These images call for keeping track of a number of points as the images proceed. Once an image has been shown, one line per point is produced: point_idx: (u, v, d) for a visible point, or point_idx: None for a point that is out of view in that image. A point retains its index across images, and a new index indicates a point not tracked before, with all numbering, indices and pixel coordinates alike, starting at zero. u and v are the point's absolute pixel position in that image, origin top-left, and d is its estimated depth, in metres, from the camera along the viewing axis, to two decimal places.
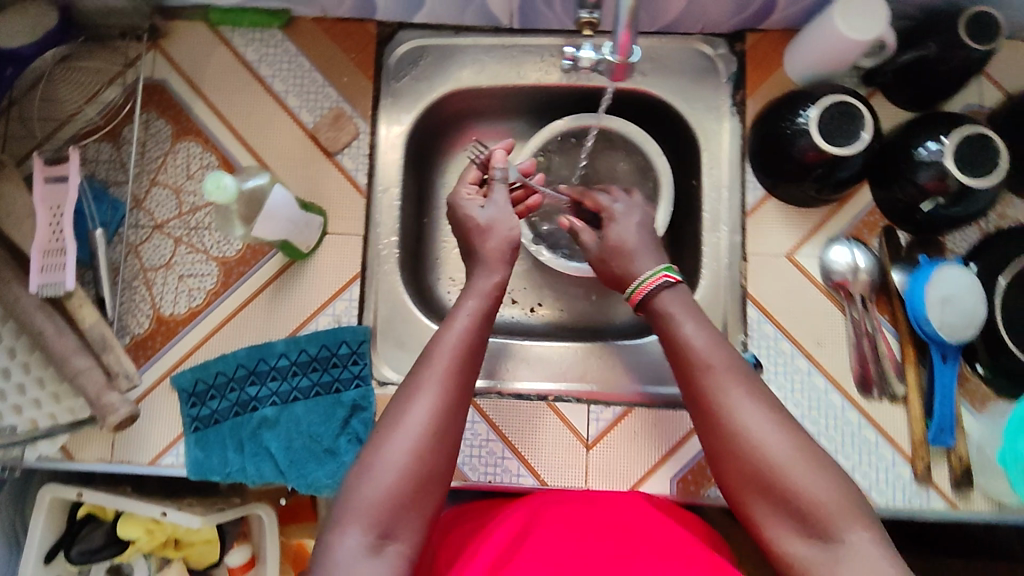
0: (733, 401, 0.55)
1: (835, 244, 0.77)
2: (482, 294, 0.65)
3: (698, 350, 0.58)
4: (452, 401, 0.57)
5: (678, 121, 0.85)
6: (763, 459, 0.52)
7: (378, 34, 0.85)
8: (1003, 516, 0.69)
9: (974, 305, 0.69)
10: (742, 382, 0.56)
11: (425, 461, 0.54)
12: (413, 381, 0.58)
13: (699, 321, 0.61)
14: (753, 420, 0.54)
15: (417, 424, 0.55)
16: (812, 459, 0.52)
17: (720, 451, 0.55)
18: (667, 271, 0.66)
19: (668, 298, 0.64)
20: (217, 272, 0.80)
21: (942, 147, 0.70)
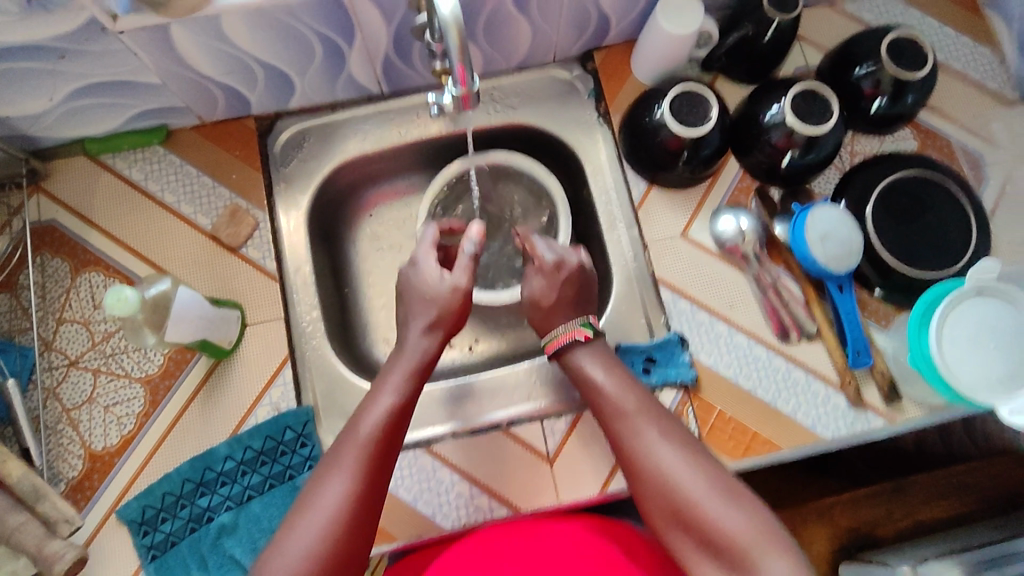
0: (650, 446, 0.62)
1: (720, 214, 0.83)
2: (408, 361, 0.70)
3: (612, 394, 0.66)
4: (370, 484, 0.61)
5: (556, 141, 0.91)
6: (680, 497, 0.58)
7: (257, 127, 0.87)
8: (935, 415, 0.76)
9: (849, 236, 0.76)
10: (657, 425, 0.63)
11: (340, 542, 0.58)
12: (331, 464, 0.62)
13: (608, 372, 0.68)
14: (666, 459, 0.60)
15: (329, 502, 0.59)
16: (724, 494, 0.58)
17: (642, 491, 0.61)
18: (581, 328, 0.71)
19: (578, 355, 0.71)
20: (144, 392, 0.79)
21: (782, 107, 0.78)
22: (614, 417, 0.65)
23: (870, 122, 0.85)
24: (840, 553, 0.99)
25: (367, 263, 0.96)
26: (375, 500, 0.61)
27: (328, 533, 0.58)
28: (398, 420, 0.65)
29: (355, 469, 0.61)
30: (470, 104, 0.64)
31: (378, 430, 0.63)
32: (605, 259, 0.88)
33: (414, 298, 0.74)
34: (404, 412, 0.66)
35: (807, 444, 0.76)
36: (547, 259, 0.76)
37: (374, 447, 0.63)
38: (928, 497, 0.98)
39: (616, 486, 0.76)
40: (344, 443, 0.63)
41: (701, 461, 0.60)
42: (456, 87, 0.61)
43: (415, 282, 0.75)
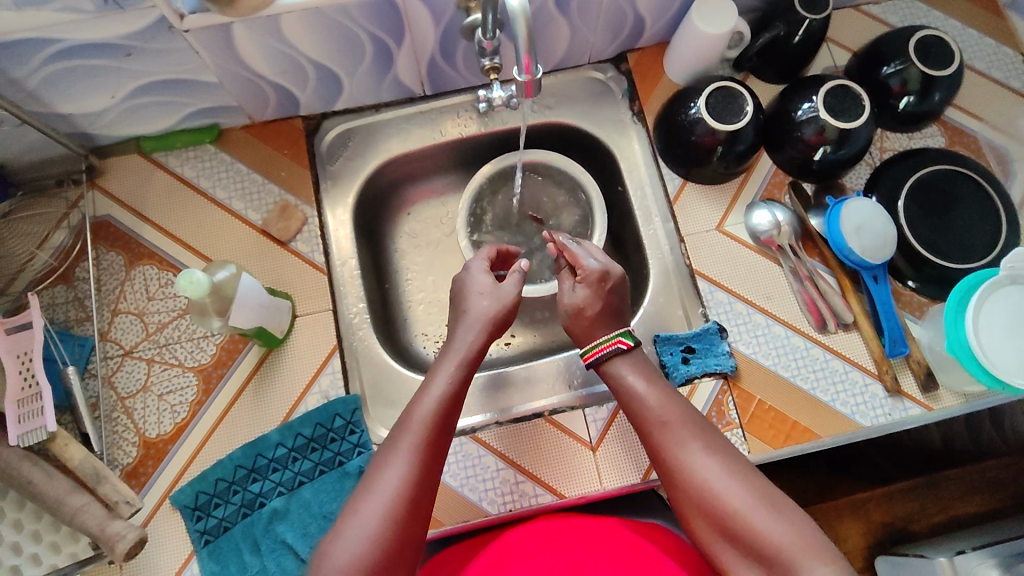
0: (690, 457, 0.64)
1: (755, 208, 0.86)
2: (459, 358, 0.72)
3: (650, 405, 0.68)
4: (423, 476, 0.62)
5: (591, 139, 0.94)
6: (722, 506, 0.60)
7: (304, 127, 0.91)
8: (970, 404, 0.78)
9: (884, 228, 0.78)
10: (697, 437, 0.65)
11: (396, 530, 0.59)
12: (384, 457, 0.64)
13: (649, 382, 0.70)
14: (706, 470, 0.62)
15: (385, 495, 0.60)
16: (768, 504, 0.59)
17: (684, 501, 0.63)
18: (623, 338, 0.73)
19: (619, 363, 0.72)
20: (196, 380, 0.81)
21: (814, 104, 0.81)
22: (653, 428, 0.67)
23: (899, 119, 0.87)
24: (875, 548, 0.99)
25: (406, 260, 0.99)
26: (427, 492, 0.63)
27: (384, 521, 0.59)
28: (447, 413, 0.67)
29: (408, 459, 0.62)
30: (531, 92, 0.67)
31: (428, 421, 0.65)
32: (641, 253, 0.90)
33: (471, 293, 0.78)
34: (453, 405, 0.68)
35: (846, 432, 0.77)
36: (591, 271, 0.78)
37: (425, 439, 0.64)
38: (963, 492, 0.99)
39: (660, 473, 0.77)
40: (396, 435, 0.65)
41: (741, 472, 0.62)
42: (520, 74, 0.64)
43: (471, 288, 0.79)
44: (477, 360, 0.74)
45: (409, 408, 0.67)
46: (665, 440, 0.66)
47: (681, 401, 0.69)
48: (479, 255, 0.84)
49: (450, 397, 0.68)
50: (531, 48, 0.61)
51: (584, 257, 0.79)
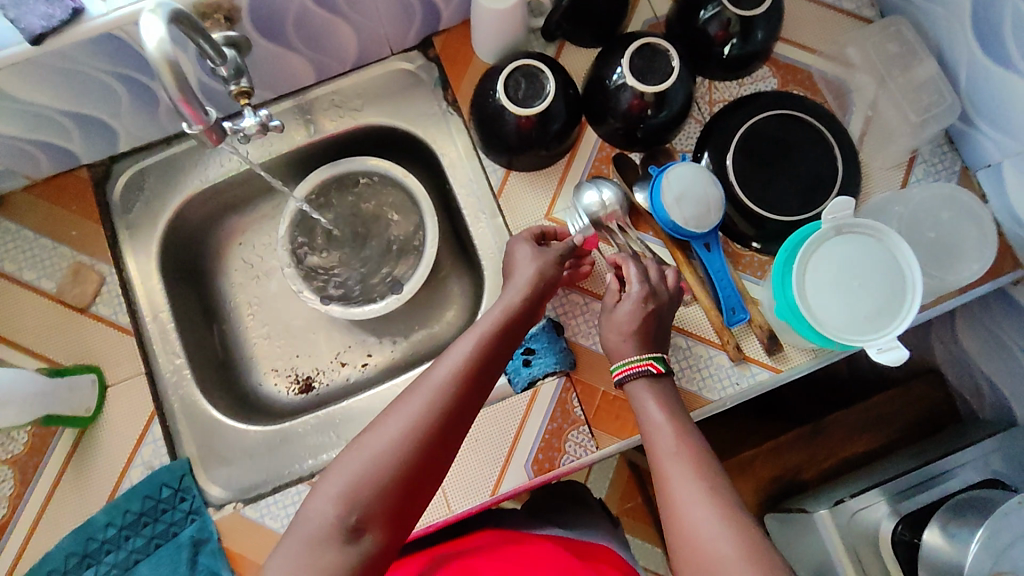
0: (684, 501, 0.56)
1: (581, 189, 0.79)
2: (507, 303, 0.67)
3: (667, 434, 0.62)
4: (441, 428, 0.57)
5: (409, 138, 0.87)
6: (711, 560, 0.53)
7: (92, 176, 0.83)
8: (819, 360, 0.74)
9: (705, 191, 0.72)
10: (703, 478, 0.58)
11: (415, 448, 0.55)
12: (402, 397, 0.59)
13: (668, 414, 0.64)
14: (699, 515, 0.55)
15: (410, 414, 0.56)
16: (758, 558, 0.52)
17: (675, 545, 0.56)
18: (653, 361, 0.67)
19: (638, 393, 0.67)
20: (13, 473, 0.75)
21: (623, 69, 0.74)
22: (662, 461, 0.60)
23: (727, 67, 0.80)
24: (766, 504, 0.95)
25: (243, 295, 0.92)
26: (441, 451, 0.57)
27: (378, 467, 0.54)
28: (482, 371, 0.61)
29: (428, 404, 0.57)
30: (215, 138, 0.58)
31: (456, 372, 0.59)
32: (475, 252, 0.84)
33: (527, 265, 0.70)
34: (490, 366, 0.62)
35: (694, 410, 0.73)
36: (633, 289, 0.70)
37: (448, 390, 0.58)
38: (850, 433, 0.96)
39: (507, 485, 0.74)
40: (435, 363, 0.61)
41: (741, 528, 0.54)
42: (192, 126, 0.55)
43: (520, 268, 0.70)
44: (536, 303, 0.68)
45: (440, 357, 0.62)
46: (670, 473, 0.59)
47: (690, 437, 0.62)
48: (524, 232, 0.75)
49: (486, 354, 0.62)
50: (189, 96, 0.52)
51: (632, 276, 0.70)
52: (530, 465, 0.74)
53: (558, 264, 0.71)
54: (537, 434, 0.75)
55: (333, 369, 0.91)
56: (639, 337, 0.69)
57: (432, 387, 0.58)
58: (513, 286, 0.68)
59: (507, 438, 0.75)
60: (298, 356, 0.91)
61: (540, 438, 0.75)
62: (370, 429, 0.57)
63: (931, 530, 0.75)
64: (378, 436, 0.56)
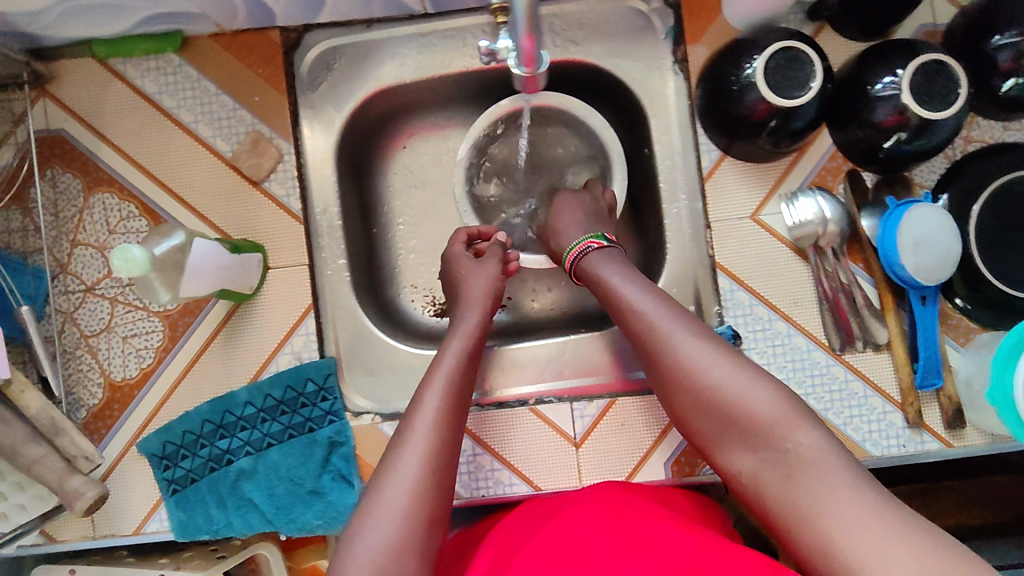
0: (666, 336, 0.58)
1: (801, 197, 0.73)
2: (465, 335, 0.69)
3: (636, 291, 0.62)
4: (449, 440, 0.60)
5: (620, 88, 0.79)
6: (705, 390, 0.56)
7: (282, 41, 0.76)
8: (995, 445, 0.72)
9: (947, 245, 0.67)
10: (677, 318, 0.59)
11: (430, 488, 0.56)
12: (404, 426, 0.60)
13: (629, 277, 0.64)
14: (692, 355, 0.57)
15: (409, 470, 0.56)
16: (750, 374, 0.55)
17: (671, 388, 0.58)
18: (595, 238, 0.69)
19: (597, 261, 0.67)
20: (162, 326, 0.76)
21: (898, 79, 0.65)
22: (632, 317, 0.61)
23: (998, 104, 0.71)
24: None
25: (398, 204, 0.88)
26: (452, 462, 0.60)
27: (416, 491, 0.56)
28: (464, 386, 0.65)
29: (433, 424, 0.60)
30: (535, 81, 0.56)
31: (447, 394, 0.62)
32: (658, 228, 0.79)
33: (472, 301, 0.72)
34: (469, 380, 0.66)
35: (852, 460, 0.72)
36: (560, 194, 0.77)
37: (448, 406, 0.62)
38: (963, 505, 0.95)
39: (642, 477, 0.74)
40: (409, 414, 0.61)
41: (726, 355, 0.57)
42: (520, 66, 0.53)
43: (474, 286, 0.74)
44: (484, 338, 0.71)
45: (416, 396, 0.63)
46: (648, 324, 0.60)
47: (656, 288, 0.63)
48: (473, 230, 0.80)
49: (463, 373, 0.65)
50: (536, 30, 0.47)
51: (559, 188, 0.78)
52: (669, 464, 0.74)
53: (500, 265, 0.76)
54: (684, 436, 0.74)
55: None
56: (587, 225, 0.73)
57: (417, 448, 0.58)
58: (463, 330, 0.69)
59: (654, 432, 0.74)
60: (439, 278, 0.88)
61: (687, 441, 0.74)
62: (389, 462, 0.58)
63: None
64: (397, 485, 0.56)
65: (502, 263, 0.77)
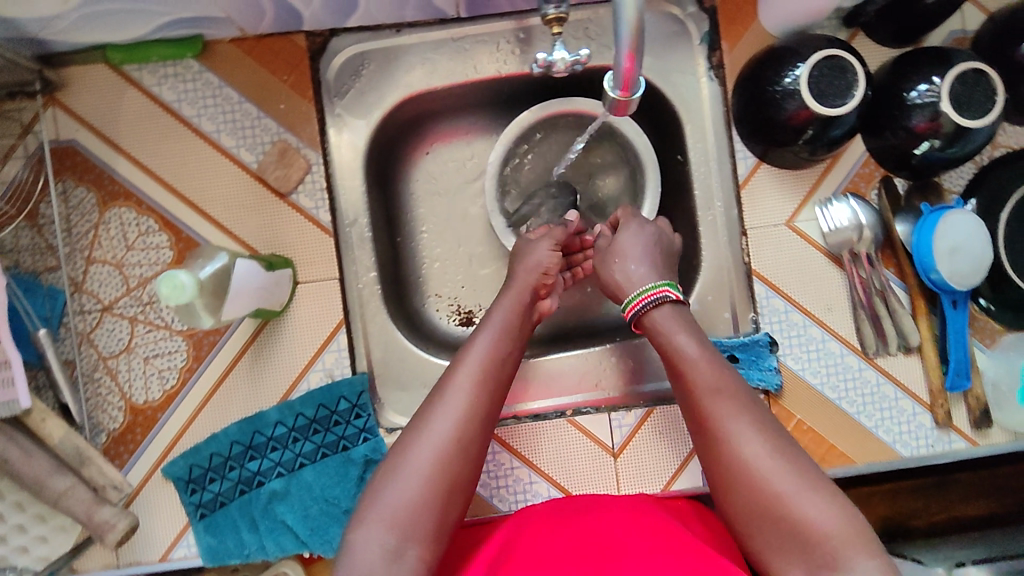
0: (733, 431, 0.56)
1: (835, 203, 0.73)
2: (510, 306, 0.68)
3: (704, 370, 0.60)
4: (486, 413, 0.59)
5: (653, 94, 0.78)
6: (767, 494, 0.53)
7: (309, 47, 0.74)
8: (1019, 443, 0.73)
9: (980, 253, 0.68)
10: (746, 413, 0.57)
11: (459, 455, 0.56)
12: (440, 391, 0.60)
13: (702, 349, 0.62)
14: (752, 450, 0.55)
15: (441, 432, 0.56)
16: (814, 487, 0.53)
17: (726, 483, 0.56)
18: (669, 288, 0.67)
19: (662, 317, 0.65)
20: (186, 346, 0.73)
21: (934, 86, 0.66)
22: (701, 397, 0.59)
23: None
24: None
25: (422, 212, 0.86)
26: (486, 434, 0.59)
27: (440, 458, 0.55)
28: (505, 360, 0.63)
29: (469, 394, 0.59)
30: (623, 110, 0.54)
31: (488, 364, 0.61)
32: (691, 235, 0.78)
33: (518, 274, 0.71)
34: (511, 355, 0.64)
35: (883, 461, 0.73)
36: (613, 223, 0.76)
37: (486, 378, 0.60)
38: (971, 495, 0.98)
39: (679, 486, 0.73)
40: (447, 378, 0.60)
41: (792, 461, 0.54)
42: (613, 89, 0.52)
43: (525, 264, 0.71)
44: (530, 310, 0.69)
45: (454, 364, 0.62)
46: (715, 410, 0.58)
47: (725, 368, 0.61)
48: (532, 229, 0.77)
49: (506, 346, 0.64)
50: (634, 48, 0.48)
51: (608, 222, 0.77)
52: None
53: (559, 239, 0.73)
54: None
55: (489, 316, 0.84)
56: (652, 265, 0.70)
57: (451, 412, 0.57)
58: (510, 298, 0.68)
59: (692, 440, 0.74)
60: (465, 286, 0.87)
61: None
62: (420, 423, 0.57)
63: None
64: (427, 447, 0.55)
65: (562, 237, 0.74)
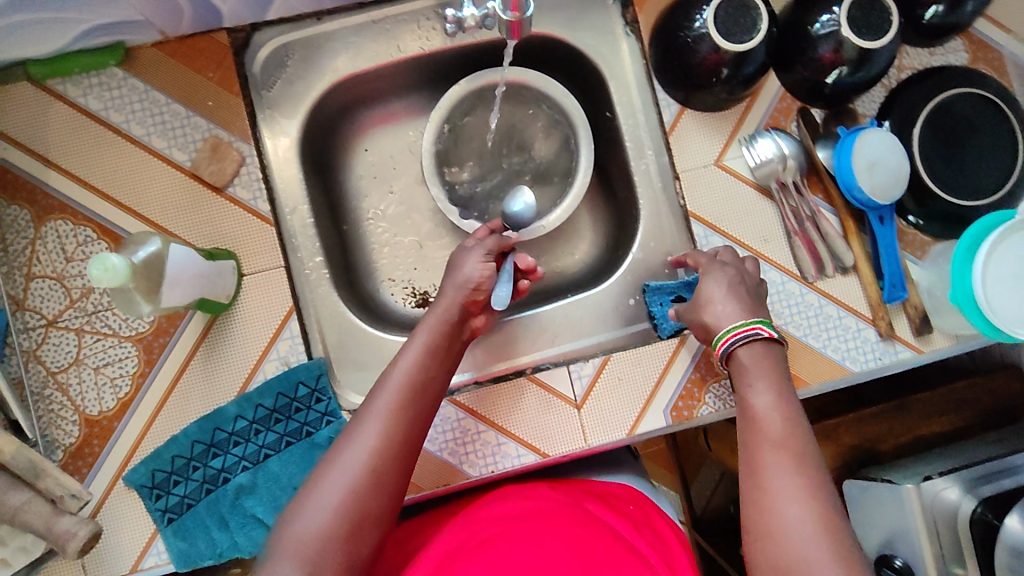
0: (777, 484, 0.55)
1: (759, 138, 0.76)
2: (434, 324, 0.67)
3: (772, 426, 0.59)
4: (403, 441, 0.60)
5: (575, 55, 0.80)
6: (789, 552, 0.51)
7: (231, 42, 0.74)
8: (960, 345, 0.77)
9: (899, 164, 0.71)
10: (800, 471, 0.55)
11: (370, 486, 0.57)
12: (359, 419, 0.61)
13: (779, 402, 0.60)
14: (793, 514, 0.53)
15: (353, 464, 0.57)
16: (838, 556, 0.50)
17: (754, 532, 0.54)
18: (761, 325, 0.64)
19: (749, 360, 0.63)
20: (137, 351, 0.72)
21: (835, 15, 0.69)
22: (761, 447, 0.58)
23: (922, 32, 0.76)
24: (844, 470, 1.01)
25: (367, 199, 0.87)
26: (404, 460, 0.60)
27: (352, 489, 0.56)
28: (426, 383, 0.64)
29: (384, 423, 0.60)
30: (518, 32, 0.59)
31: (405, 391, 0.62)
32: (628, 187, 0.81)
33: (446, 288, 0.70)
34: (434, 377, 0.65)
35: (833, 379, 0.76)
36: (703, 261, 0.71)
37: (403, 404, 0.61)
38: (928, 413, 1.01)
39: (645, 428, 0.75)
40: (367, 405, 0.61)
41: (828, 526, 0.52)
42: (506, 12, 0.57)
43: (456, 276, 0.70)
44: (458, 328, 0.69)
45: (374, 390, 0.63)
46: (768, 460, 0.56)
47: (801, 428, 0.59)
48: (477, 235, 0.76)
49: (427, 370, 0.64)
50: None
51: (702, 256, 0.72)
52: (668, 411, 0.75)
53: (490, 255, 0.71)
54: (680, 382, 0.75)
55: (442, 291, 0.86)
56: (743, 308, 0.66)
57: (365, 443, 0.58)
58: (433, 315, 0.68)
59: (650, 382, 0.75)
60: (417, 268, 0.87)
61: (683, 386, 0.75)
62: (335, 454, 0.58)
63: (1012, 516, 0.78)
64: (337, 479, 0.56)
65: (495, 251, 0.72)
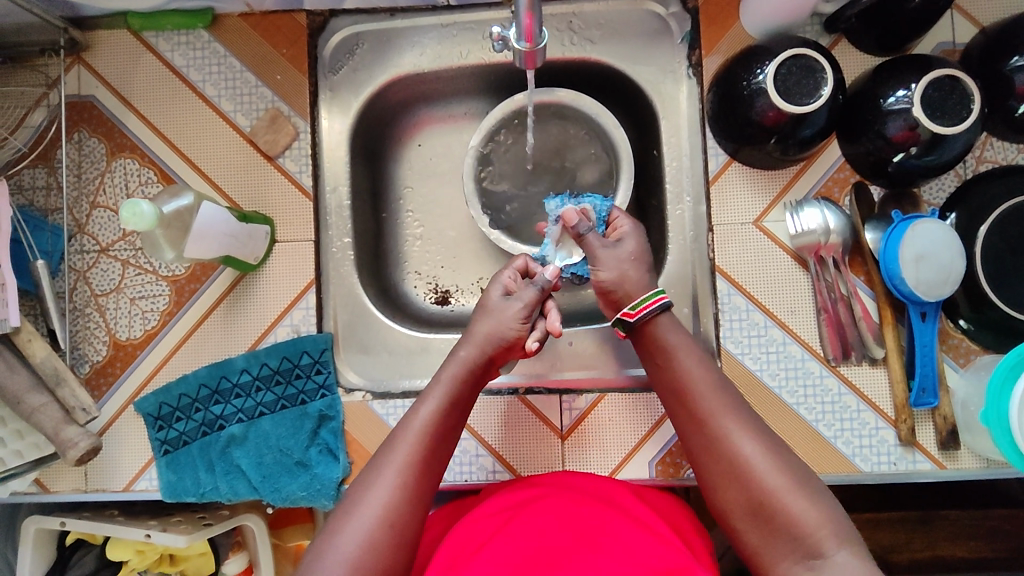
0: (725, 439, 0.58)
1: (806, 207, 0.73)
2: (462, 361, 0.65)
3: (701, 367, 0.61)
4: (420, 495, 0.59)
5: (633, 87, 0.80)
6: (756, 492, 0.55)
7: (308, 24, 0.79)
8: (990, 470, 0.70)
9: (949, 262, 0.67)
10: (736, 412, 0.59)
11: (386, 540, 0.56)
12: (375, 466, 0.60)
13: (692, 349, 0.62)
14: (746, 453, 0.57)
15: (370, 516, 0.56)
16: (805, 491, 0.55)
17: (718, 486, 0.57)
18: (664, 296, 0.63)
19: (666, 324, 0.63)
20: (169, 291, 0.77)
21: (911, 93, 0.64)
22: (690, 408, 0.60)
23: (1011, 125, 0.70)
24: None
25: (408, 190, 0.89)
26: (421, 515, 0.58)
27: (370, 542, 0.55)
28: (445, 433, 0.62)
29: (401, 474, 0.58)
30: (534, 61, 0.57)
31: (422, 440, 0.61)
32: (661, 230, 0.80)
33: (475, 333, 0.66)
34: (453, 424, 0.63)
35: (840, 472, 0.71)
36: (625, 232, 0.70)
37: (420, 455, 0.60)
38: (953, 536, 0.90)
39: (626, 474, 0.73)
40: (385, 451, 0.60)
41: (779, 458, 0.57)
42: (523, 41, 0.54)
43: (489, 327, 0.66)
44: (482, 371, 0.66)
45: (394, 435, 0.62)
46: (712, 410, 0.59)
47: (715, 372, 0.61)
48: (512, 266, 0.72)
49: (447, 418, 0.63)
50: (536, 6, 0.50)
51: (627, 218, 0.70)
52: (653, 464, 0.73)
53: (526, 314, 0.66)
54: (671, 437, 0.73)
55: (462, 292, 0.87)
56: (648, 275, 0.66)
57: (384, 497, 0.57)
58: (456, 359, 0.65)
59: (642, 429, 0.74)
60: (443, 267, 0.88)
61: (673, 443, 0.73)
62: (351, 504, 0.58)
63: None
64: (355, 530, 0.56)
65: (529, 309, 0.67)
